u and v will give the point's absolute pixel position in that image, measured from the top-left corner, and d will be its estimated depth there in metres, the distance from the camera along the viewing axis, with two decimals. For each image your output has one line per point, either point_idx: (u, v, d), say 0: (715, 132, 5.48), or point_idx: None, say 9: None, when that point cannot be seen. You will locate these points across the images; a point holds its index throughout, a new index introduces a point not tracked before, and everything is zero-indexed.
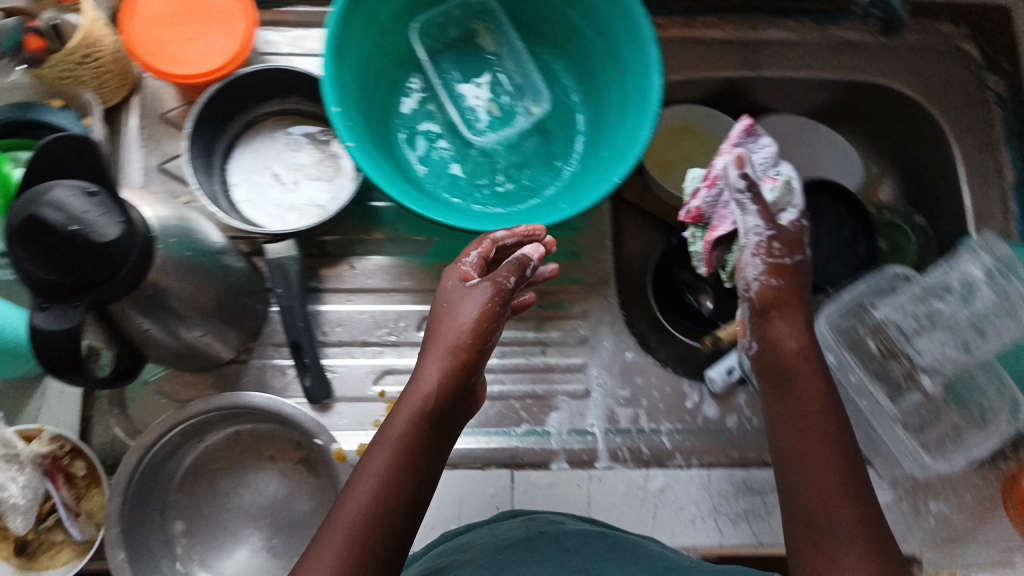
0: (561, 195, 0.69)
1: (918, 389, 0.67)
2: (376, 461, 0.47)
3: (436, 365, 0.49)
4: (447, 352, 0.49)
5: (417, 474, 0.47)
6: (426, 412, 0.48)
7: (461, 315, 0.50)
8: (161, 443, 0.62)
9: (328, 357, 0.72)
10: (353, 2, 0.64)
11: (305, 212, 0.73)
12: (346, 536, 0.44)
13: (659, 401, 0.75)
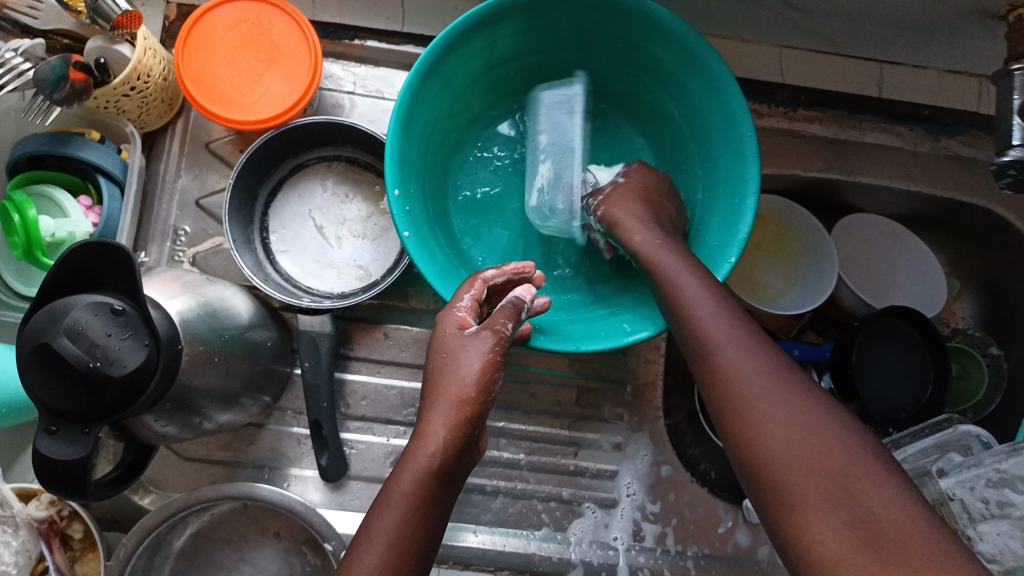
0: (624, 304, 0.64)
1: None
2: (386, 519, 0.43)
3: (450, 412, 0.46)
4: (452, 404, 0.46)
5: (423, 533, 0.44)
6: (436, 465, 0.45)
7: (466, 366, 0.47)
8: (165, 521, 0.58)
9: (348, 432, 0.67)
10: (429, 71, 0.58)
11: (344, 273, 0.67)
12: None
13: (688, 520, 0.70)
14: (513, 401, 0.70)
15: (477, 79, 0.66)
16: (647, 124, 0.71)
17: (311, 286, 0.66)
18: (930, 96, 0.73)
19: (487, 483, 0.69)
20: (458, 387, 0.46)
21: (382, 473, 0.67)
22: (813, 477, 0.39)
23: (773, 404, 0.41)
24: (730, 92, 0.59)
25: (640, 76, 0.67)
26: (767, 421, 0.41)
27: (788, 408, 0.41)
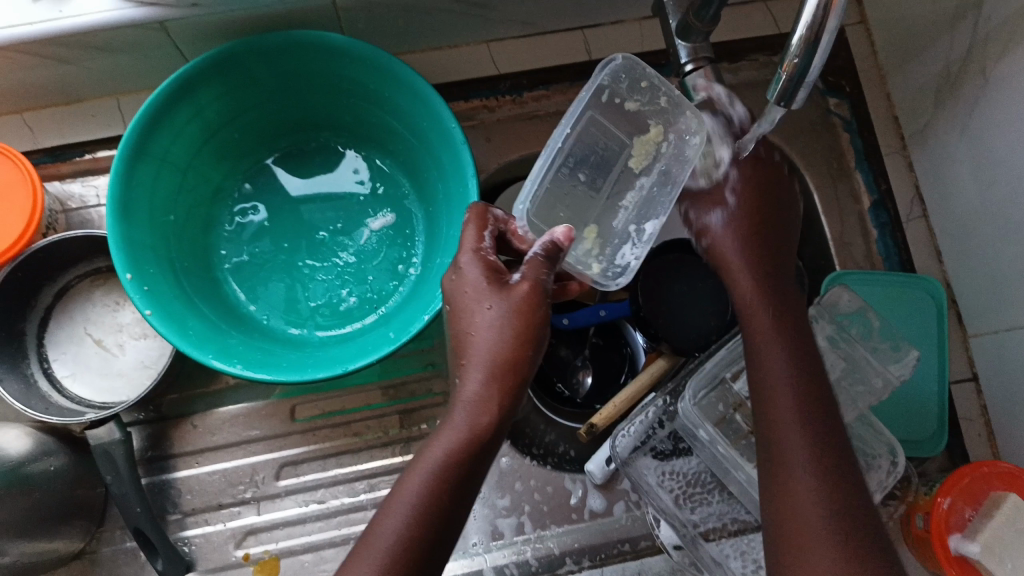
0: (402, 320, 0.63)
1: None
2: (421, 469, 0.51)
3: (482, 373, 0.52)
4: (484, 363, 0.52)
5: (470, 478, 0.52)
6: (479, 411, 0.52)
7: (484, 324, 0.53)
8: None
9: (185, 529, 0.68)
10: (134, 151, 0.61)
11: (134, 377, 0.69)
12: (401, 531, 0.49)
13: (542, 503, 0.72)
14: (335, 448, 0.70)
15: (200, 149, 0.69)
16: (387, 145, 0.75)
17: (104, 400, 0.68)
18: (639, 43, 0.77)
19: (338, 536, 0.68)
20: (487, 347, 0.53)
21: (227, 557, 0.67)
22: (798, 483, 0.52)
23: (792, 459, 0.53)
24: (423, 91, 0.64)
25: (358, 101, 0.71)
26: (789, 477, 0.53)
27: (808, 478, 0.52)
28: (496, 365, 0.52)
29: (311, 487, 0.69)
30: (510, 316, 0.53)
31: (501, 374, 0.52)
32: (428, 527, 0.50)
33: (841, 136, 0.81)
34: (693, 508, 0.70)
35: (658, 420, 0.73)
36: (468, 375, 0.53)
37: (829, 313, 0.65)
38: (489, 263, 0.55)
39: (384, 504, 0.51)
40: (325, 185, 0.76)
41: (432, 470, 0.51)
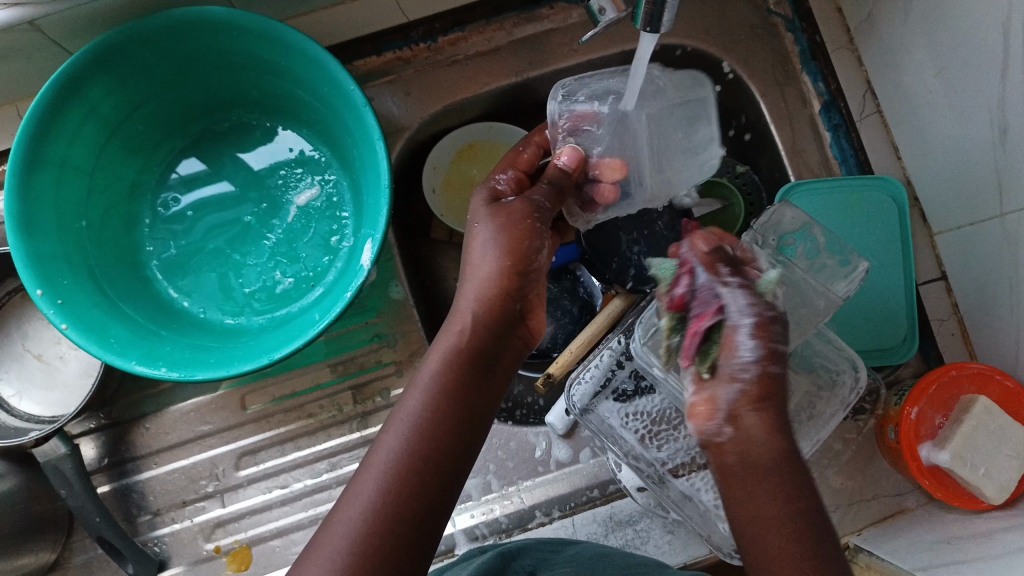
0: (327, 302, 0.62)
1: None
2: (417, 395, 0.49)
3: (474, 291, 0.52)
4: (478, 286, 0.52)
5: (477, 405, 0.49)
6: (472, 332, 0.51)
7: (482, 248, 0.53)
8: None
9: (154, 529, 0.68)
10: (26, 163, 0.58)
11: (79, 387, 0.69)
12: (397, 450, 0.47)
13: (506, 459, 0.71)
14: (292, 432, 0.70)
15: (102, 149, 0.66)
16: (299, 113, 0.72)
17: (54, 414, 0.68)
18: None
19: (304, 517, 0.68)
20: (480, 269, 0.53)
21: (198, 551, 0.68)
22: None
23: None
24: (320, 56, 0.60)
25: (262, 73, 0.68)
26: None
27: None
28: (486, 284, 0.52)
29: (272, 473, 0.69)
30: (508, 234, 0.53)
31: (490, 290, 0.52)
32: (433, 448, 0.47)
33: (784, 36, 0.75)
34: (660, 447, 0.69)
35: (617, 361, 0.72)
36: (461, 297, 0.53)
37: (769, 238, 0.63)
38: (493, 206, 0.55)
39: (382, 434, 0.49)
40: (260, 161, 0.73)
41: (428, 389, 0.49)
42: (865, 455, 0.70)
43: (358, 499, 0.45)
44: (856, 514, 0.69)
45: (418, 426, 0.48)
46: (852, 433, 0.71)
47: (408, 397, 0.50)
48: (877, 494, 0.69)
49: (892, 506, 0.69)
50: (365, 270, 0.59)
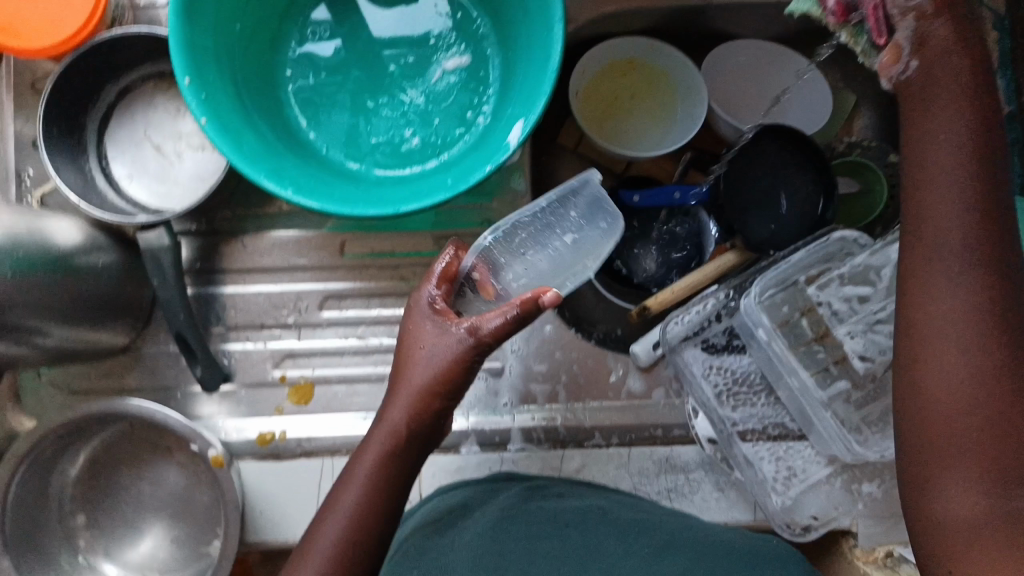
0: (463, 170, 0.59)
1: (844, 378, 0.60)
2: (351, 493, 0.50)
3: (398, 414, 0.50)
4: (412, 395, 0.50)
5: (371, 542, 0.49)
6: (393, 448, 0.50)
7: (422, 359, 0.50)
8: (33, 449, 0.59)
9: (227, 342, 0.68)
10: None
11: (191, 188, 0.68)
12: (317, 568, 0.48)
13: (579, 375, 0.70)
14: (381, 289, 0.69)
15: None
16: None
17: (160, 207, 0.67)
18: None
19: (372, 372, 0.68)
20: (414, 380, 0.50)
21: (264, 375, 0.68)
22: (949, 288, 0.45)
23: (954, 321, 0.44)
24: None
25: None
26: (929, 304, 0.46)
27: (956, 292, 0.45)
28: (411, 404, 0.50)
29: (352, 323, 0.69)
30: (444, 360, 0.49)
31: (415, 413, 0.50)
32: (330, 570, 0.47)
33: (987, 31, 0.71)
34: (735, 407, 0.69)
35: (717, 313, 0.70)
36: (391, 406, 0.51)
37: None
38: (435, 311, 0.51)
39: (308, 535, 0.50)
40: (413, 18, 0.70)
41: (356, 498, 0.49)
42: None
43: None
44: None
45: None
46: None
47: (341, 492, 0.50)
48: None
49: None
50: (511, 148, 0.57)
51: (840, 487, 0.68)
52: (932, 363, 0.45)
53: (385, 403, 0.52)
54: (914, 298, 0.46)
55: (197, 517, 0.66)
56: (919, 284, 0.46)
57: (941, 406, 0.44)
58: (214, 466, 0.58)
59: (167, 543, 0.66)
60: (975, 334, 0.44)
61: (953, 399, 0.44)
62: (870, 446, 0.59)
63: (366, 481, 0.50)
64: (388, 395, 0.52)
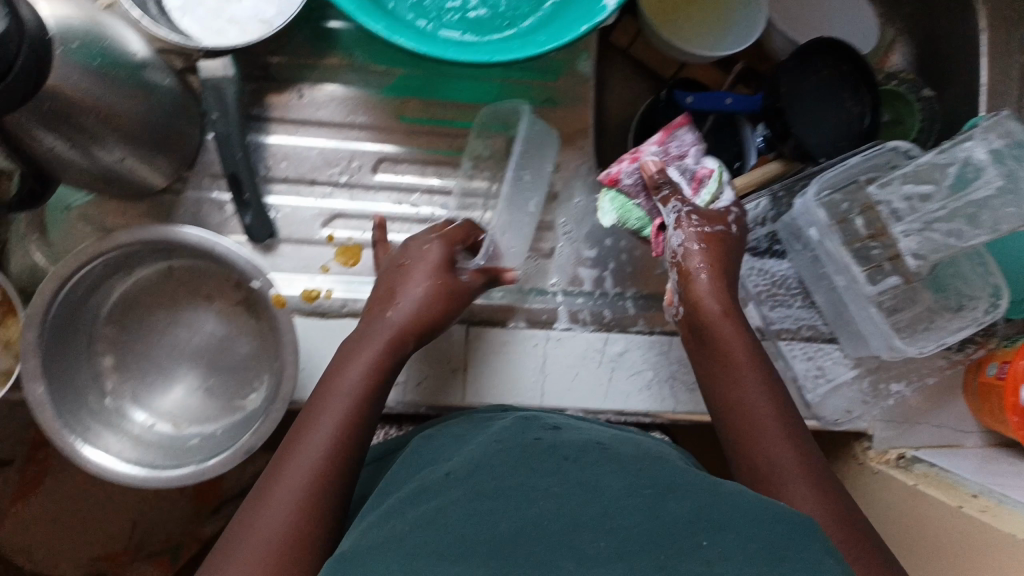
0: (556, 30, 0.58)
1: (895, 274, 0.65)
2: (298, 474, 0.49)
3: (404, 321, 0.57)
4: (417, 302, 0.58)
5: (368, 413, 0.54)
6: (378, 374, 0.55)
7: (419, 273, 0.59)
8: (80, 274, 0.56)
9: (272, 195, 0.65)
10: None
11: (249, 28, 0.63)
12: (283, 513, 0.47)
13: (626, 265, 0.71)
14: (437, 158, 0.68)
15: None
16: None
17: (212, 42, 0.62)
18: None
19: None
20: (398, 324, 0.57)
21: (312, 233, 0.66)
22: (752, 399, 0.54)
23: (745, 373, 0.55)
24: None
25: None
26: (728, 381, 0.55)
27: (760, 393, 0.54)
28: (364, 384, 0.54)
29: (405, 189, 0.67)
30: (444, 300, 0.58)
31: (426, 310, 0.58)
32: (352, 408, 0.53)
33: None
34: (772, 307, 0.71)
35: (763, 217, 0.71)
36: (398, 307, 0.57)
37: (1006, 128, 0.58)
38: (440, 261, 0.59)
39: (282, 458, 0.51)
40: None
41: (314, 462, 0.50)
42: (949, 389, 0.72)
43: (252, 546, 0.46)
44: (917, 433, 0.72)
45: (323, 458, 0.50)
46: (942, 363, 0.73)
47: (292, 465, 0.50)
48: (943, 425, 0.72)
49: (950, 439, 0.73)
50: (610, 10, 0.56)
51: (861, 390, 0.70)
52: (765, 463, 0.50)
53: (382, 313, 0.58)
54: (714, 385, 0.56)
55: (234, 369, 0.64)
56: (720, 375, 0.56)
57: (786, 458, 0.50)
58: (273, 303, 0.57)
59: (201, 392, 0.64)
60: (771, 404, 0.53)
61: (774, 458, 0.50)
62: (908, 344, 0.65)
63: (395, 329, 0.57)
64: (388, 303, 0.58)
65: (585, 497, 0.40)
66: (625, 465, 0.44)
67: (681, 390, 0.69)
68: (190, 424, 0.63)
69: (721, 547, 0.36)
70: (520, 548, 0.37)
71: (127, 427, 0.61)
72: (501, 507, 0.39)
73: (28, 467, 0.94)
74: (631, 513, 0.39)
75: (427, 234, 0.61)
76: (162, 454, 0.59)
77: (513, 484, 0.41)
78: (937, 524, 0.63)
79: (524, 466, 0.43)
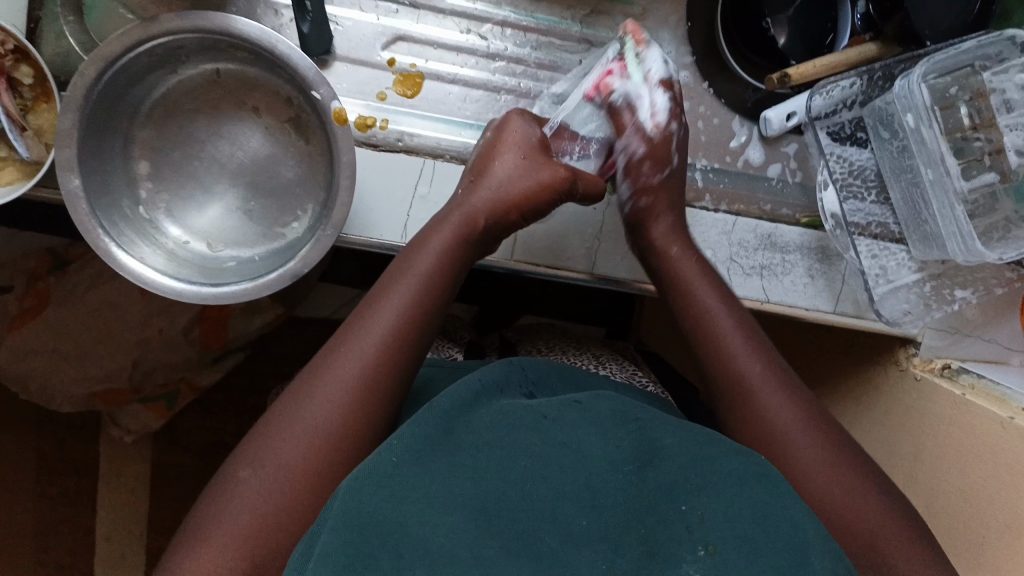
0: None
1: (993, 171, 0.61)
2: (348, 368, 0.48)
3: (481, 203, 0.55)
4: (477, 207, 0.54)
5: (418, 324, 0.51)
6: (442, 262, 0.53)
7: (501, 170, 0.55)
8: (126, 60, 0.51)
9: (332, 5, 0.60)
10: None
11: None
12: (320, 416, 0.46)
13: (701, 133, 0.69)
14: None
15: None
16: None
17: None
18: None
19: (488, 80, 0.62)
20: (468, 204, 0.55)
21: (372, 55, 0.61)
22: (777, 406, 0.52)
23: (739, 359, 0.54)
24: None
25: None
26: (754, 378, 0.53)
27: (781, 398, 0.52)
28: (417, 282, 0.52)
29: (478, 18, 0.62)
30: (534, 181, 0.55)
31: (491, 210, 0.55)
32: (400, 323, 0.50)
33: None
34: (844, 198, 0.66)
35: (849, 101, 0.66)
36: (467, 203, 0.55)
37: None
38: (535, 140, 0.57)
39: (330, 357, 0.49)
40: None
41: (362, 363, 0.48)
42: (1008, 304, 0.68)
43: (289, 444, 0.46)
44: (965, 345, 0.69)
45: (359, 383, 0.48)
46: None
47: (339, 364, 0.48)
48: (993, 339, 0.69)
49: (996, 355, 0.69)
50: None
51: (921, 294, 0.67)
52: (794, 462, 0.49)
53: (461, 191, 0.56)
54: (731, 384, 0.54)
55: (278, 193, 0.59)
56: (736, 362, 0.54)
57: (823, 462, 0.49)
58: (335, 121, 0.52)
59: (240, 214, 0.59)
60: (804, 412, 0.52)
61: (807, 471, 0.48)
62: (986, 247, 0.61)
63: (441, 253, 0.53)
64: (482, 173, 0.56)
65: (567, 457, 0.40)
66: (614, 415, 0.43)
67: (738, 273, 0.65)
68: (226, 246, 0.59)
69: (703, 509, 0.37)
70: (505, 516, 0.37)
71: (160, 240, 0.57)
72: (497, 463, 0.39)
73: (28, 297, 0.92)
74: (619, 479, 0.39)
75: (524, 113, 0.59)
76: (198, 272, 0.56)
77: (497, 429, 0.41)
78: (984, 436, 0.62)
79: (511, 416, 0.42)
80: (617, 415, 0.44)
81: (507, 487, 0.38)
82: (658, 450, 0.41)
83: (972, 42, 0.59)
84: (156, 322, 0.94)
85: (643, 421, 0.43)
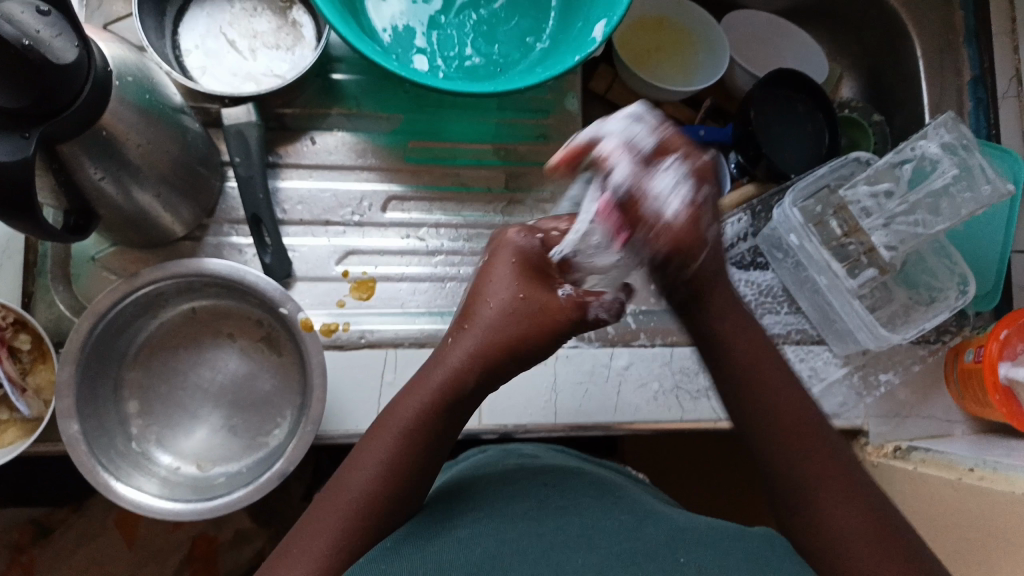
0: (560, 64, 0.62)
1: (872, 267, 0.71)
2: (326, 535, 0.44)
3: (462, 353, 0.46)
4: (472, 334, 0.47)
5: (410, 472, 0.46)
6: (428, 404, 0.47)
7: (496, 292, 0.47)
8: (115, 312, 0.59)
9: (289, 236, 0.70)
10: None
11: (266, 84, 0.68)
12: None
13: None
14: (442, 195, 0.74)
15: None
16: None
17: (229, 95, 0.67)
18: None
19: (432, 273, 0.71)
20: (450, 359, 0.47)
21: (328, 271, 0.70)
22: (799, 454, 0.47)
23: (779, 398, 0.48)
24: None
25: None
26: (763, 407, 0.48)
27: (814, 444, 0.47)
28: (403, 427, 0.46)
29: (415, 224, 0.72)
30: (535, 322, 0.46)
31: (474, 365, 0.46)
32: (389, 472, 0.46)
33: (956, 9, 0.81)
34: (762, 314, 0.75)
35: (744, 233, 0.76)
36: (455, 342, 0.47)
37: (959, 129, 0.67)
38: (524, 264, 0.48)
39: (312, 519, 0.45)
40: None
41: (342, 522, 0.45)
42: (932, 380, 0.75)
43: None
44: (910, 426, 0.75)
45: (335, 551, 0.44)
46: (922, 354, 0.76)
47: (321, 521, 0.45)
48: (931, 416, 0.75)
49: (940, 429, 0.75)
50: (599, 42, 0.61)
51: (852, 384, 0.74)
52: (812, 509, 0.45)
53: (449, 339, 0.48)
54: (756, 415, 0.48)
55: (258, 405, 0.65)
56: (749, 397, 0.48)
57: (836, 512, 0.45)
58: (302, 328, 0.59)
59: (225, 430, 0.64)
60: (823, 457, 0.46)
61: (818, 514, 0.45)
62: (892, 331, 0.71)
63: (434, 393, 0.47)
64: (470, 315, 0.47)
65: (569, 531, 0.44)
66: (611, 504, 0.48)
67: (687, 398, 0.72)
68: (216, 463, 0.63)
69: (699, 562, 0.41)
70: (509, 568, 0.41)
71: (154, 468, 0.62)
72: (503, 538, 0.43)
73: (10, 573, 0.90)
74: (607, 540, 0.43)
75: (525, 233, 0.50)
76: (191, 491, 0.60)
77: (503, 517, 0.45)
78: (938, 500, 0.66)
79: (519, 507, 0.46)
80: (614, 503, 0.48)
81: (511, 551, 0.42)
82: (652, 522, 0.46)
83: (826, 166, 0.71)
84: (145, 570, 0.93)
85: (640, 506, 0.48)
